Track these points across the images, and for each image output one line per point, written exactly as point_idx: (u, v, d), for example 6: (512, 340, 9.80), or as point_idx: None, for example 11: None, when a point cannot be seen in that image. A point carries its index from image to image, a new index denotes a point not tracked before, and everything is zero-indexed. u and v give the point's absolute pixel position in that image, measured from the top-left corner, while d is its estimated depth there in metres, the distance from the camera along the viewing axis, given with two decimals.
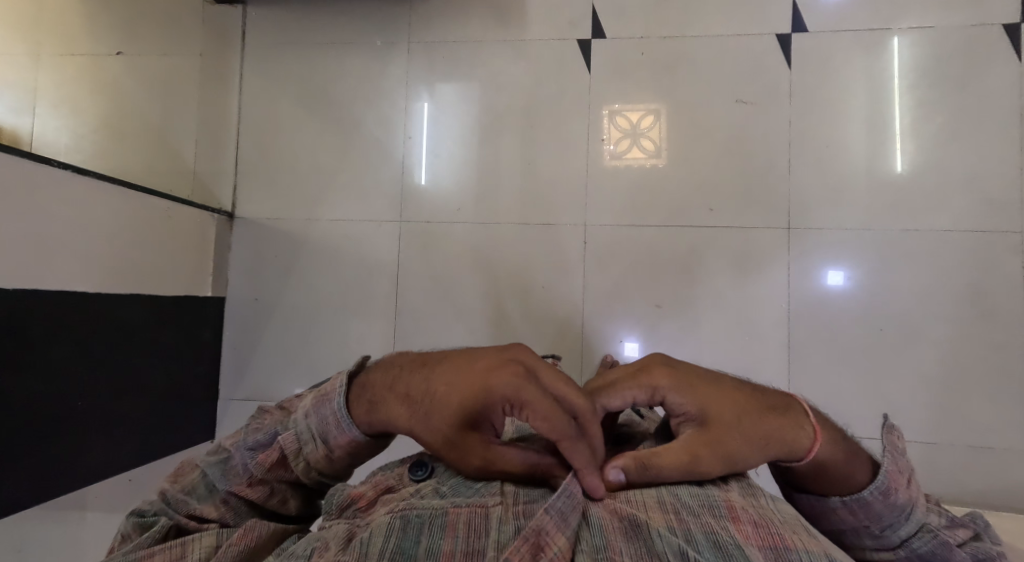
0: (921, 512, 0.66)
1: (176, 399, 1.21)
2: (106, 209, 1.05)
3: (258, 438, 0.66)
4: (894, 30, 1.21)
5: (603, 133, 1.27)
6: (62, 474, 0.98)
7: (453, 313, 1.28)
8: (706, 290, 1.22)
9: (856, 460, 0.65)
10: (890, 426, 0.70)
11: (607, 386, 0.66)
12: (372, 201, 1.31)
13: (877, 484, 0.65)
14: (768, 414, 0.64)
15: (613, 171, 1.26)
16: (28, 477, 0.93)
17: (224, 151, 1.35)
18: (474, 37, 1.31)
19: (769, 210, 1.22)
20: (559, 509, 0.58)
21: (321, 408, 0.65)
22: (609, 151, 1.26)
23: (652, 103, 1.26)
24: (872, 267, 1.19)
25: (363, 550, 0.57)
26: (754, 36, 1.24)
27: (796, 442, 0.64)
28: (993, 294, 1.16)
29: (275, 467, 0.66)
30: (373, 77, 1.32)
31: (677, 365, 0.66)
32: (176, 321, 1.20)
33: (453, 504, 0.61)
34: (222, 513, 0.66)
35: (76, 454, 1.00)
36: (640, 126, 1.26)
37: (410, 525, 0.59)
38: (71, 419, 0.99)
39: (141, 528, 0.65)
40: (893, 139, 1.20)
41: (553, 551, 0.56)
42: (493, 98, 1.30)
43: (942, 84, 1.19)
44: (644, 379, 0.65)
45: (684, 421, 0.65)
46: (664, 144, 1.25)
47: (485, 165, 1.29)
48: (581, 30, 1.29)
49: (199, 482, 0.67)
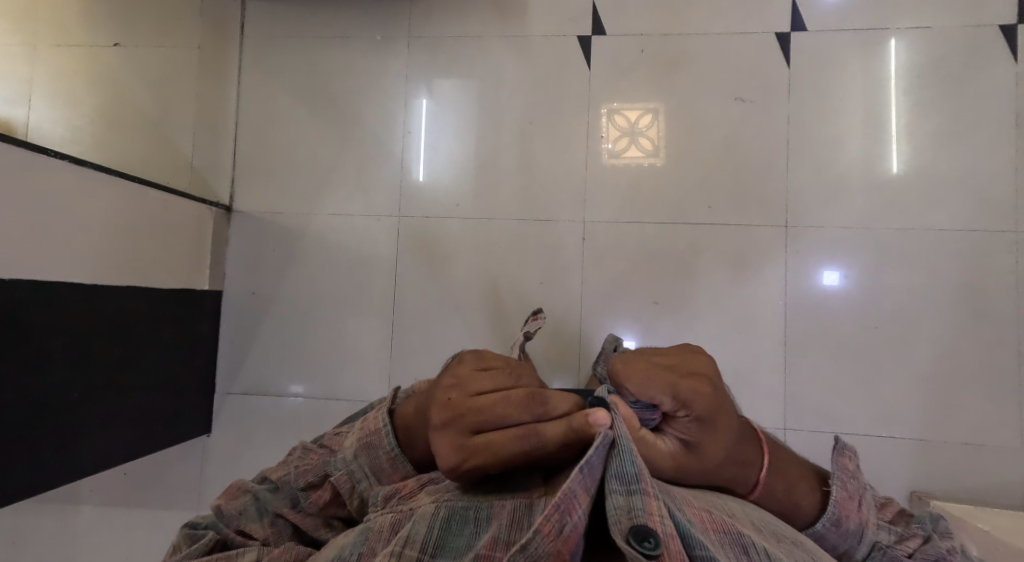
0: (874, 533, 0.67)
1: (174, 392, 1.21)
2: (104, 200, 1.04)
3: (312, 476, 0.69)
4: (892, 30, 1.22)
5: (602, 130, 1.27)
6: (58, 464, 0.98)
7: (450, 308, 1.28)
8: (705, 287, 1.23)
9: (797, 490, 0.67)
10: (839, 450, 0.71)
11: (644, 375, 0.60)
12: (371, 196, 1.31)
13: (828, 515, 0.66)
14: (732, 467, 0.64)
15: (612, 168, 1.26)
16: (26, 466, 0.93)
17: (222, 145, 1.34)
18: (474, 33, 1.31)
19: (768, 209, 1.22)
20: (590, 463, 0.57)
21: (371, 448, 0.68)
22: (607, 148, 1.26)
23: (651, 101, 1.26)
24: (869, 266, 1.20)
25: (406, 539, 0.57)
26: (755, 35, 1.25)
27: (743, 480, 0.65)
28: (988, 292, 1.17)
29: (329, 502, 0.68)
30: (373, 71, 1.32)
31: (714, 380, 0.62)
32: (174, 314, 1.20)
33: (498, 498, 0.61)
34: (266, 533, 0.67)
35: (73, 445, 1.00)
36: (638, 124, 1.26)
37: (455, 517, 0.59)
38: (68, 410, 0.98)
39: (191, 539, 0.66)
40: (890, 139, 1.21)
41: (579, 513, 0.55)
42: (492, 93, 1.30)
43: (939, 85, 1.20)
44: (684, 392, 0.60)
45: (676, 436, 0.63)
46: (662, 142, 1.25)
47: (483, 161, 1.29)
48: (583, 27, 1.29)
49: (251, 503, 0.69)
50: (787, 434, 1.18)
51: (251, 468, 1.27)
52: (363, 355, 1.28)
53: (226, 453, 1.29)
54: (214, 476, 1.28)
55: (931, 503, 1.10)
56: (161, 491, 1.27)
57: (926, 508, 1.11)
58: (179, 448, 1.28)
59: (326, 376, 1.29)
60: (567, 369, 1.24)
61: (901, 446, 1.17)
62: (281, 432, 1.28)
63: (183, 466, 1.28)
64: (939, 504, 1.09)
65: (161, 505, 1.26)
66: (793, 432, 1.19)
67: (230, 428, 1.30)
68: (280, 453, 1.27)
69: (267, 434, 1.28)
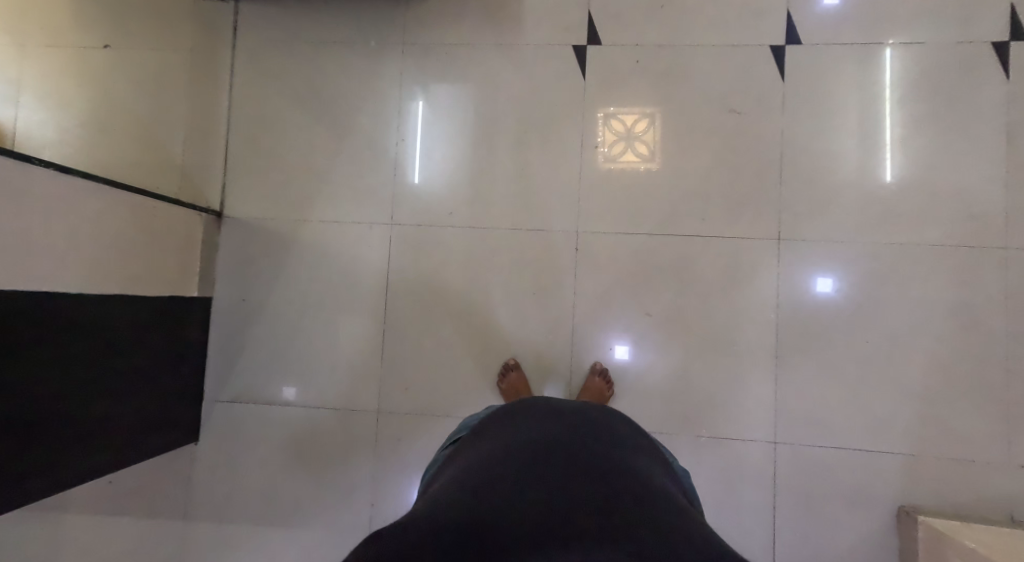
0: None
1: (162, 400, 1.19)
2: (91, 208, 1.03)
3: None
4: (886, 45, 1.22)
5: (598, 135, 1.27)
6: (44, 476, 0.97)
7: (442, 318, 1.27)
8: (696, 299, 1.23)
9: None
10: None
11: None
12: (363, 202, 1.30)
13: None
14: None
15: (607, 173, 1.26)
16: (11, 478, 0.92)
17: (213, 148, 1.33)
18: (469, 40, 1.30)
19: (761, 221, 1.22)
20: None
21: None
22: (603, 152, 1.26)
23: (648, 106, 1.26)
24: (860, 280, 1.20)
25: None
26: (749, 47, 1.25)
27: None
28: (977, 308, 1.17)
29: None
30: (367, 77, 1.31)
31: None
32: (162, 321, 1.19)
33: None
34: None
35: (59, 456, 0.99)
36: (634, 130, 1.26)
37: None
38: (55, 421, 0.97)
39: None
40: (885, 147, 1.21)
41: None
42: (485, 101, 1.29)
43: (932, 100, 1.20)
44: None
45: None
46: (658, 146, 1.25)
47: (475, 170, 1.29)
48: (577, 36, 1.28)
49: None
50: (777, 447, 1.19)
51: (239, 477, 1.27)
52: (353, 362, 1.28)
53: (214, 461, 1.28)
54: (201, 485, 1.27)
55: (919, 518, 1.11)
56: (147, 501, 1.26)
57: (913, 524, 1.11)
58: (165, 458, 1.27)
59: (315, 384, 1.28)
60: (557, 380, 1.24)
61: (889, 460, 1.17)
62: (270, 440, 1.27)
63: (169, 476, 1.27)
64: (925, 520, 1.10)
65: (147, 513, 1.26)
66: (783, 445, 1.19)
67: (219, 436, 1.28)
68: (270, 462, 1.27)
69: (256, 442, 1.28)
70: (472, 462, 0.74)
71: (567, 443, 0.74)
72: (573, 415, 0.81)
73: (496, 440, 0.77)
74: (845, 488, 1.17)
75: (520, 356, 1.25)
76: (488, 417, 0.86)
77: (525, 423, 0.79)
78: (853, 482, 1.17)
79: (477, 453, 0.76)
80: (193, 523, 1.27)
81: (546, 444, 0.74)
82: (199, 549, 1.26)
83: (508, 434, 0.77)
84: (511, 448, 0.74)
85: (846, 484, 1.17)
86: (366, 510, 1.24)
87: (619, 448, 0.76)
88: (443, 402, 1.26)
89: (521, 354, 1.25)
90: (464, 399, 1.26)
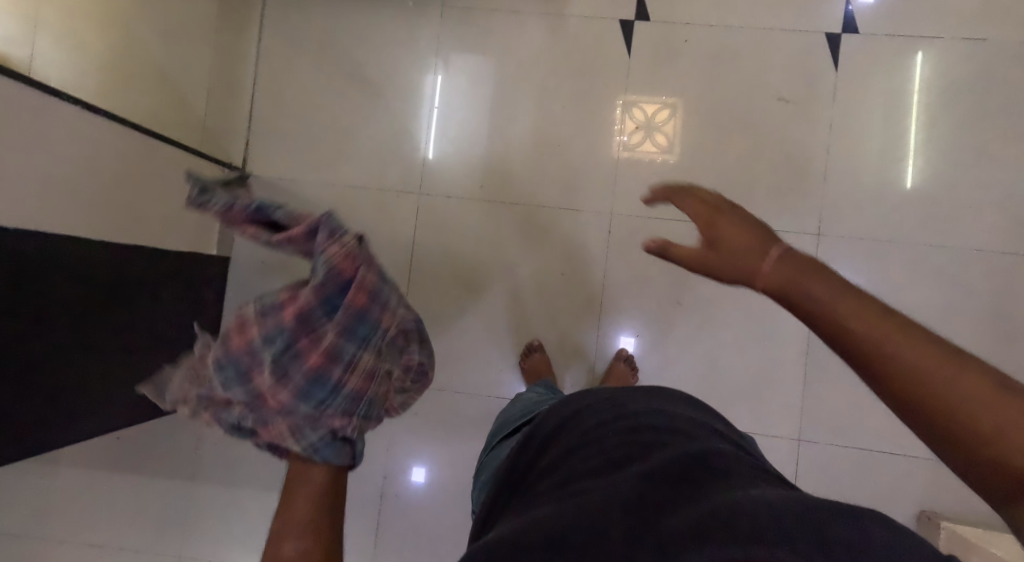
0: None
1: (175, 360, 1.15)
2: (115, 149, 0.98)
3: None
4: (944, 40, 1.18)
5: (615, 124, 1.23)
6: (63, 425, 0.92)
7: (466, 294, 1.23)
8: (727, 290, 1.19)
9: None
10: None
11: None
12: (391, 169, 1.26)
13: None
14: None
15: (621, 163, 1.22)
16: (36, 427, 0.86)
17: (237, 103, 1.29)
18: (512, 7, 1.25)
19: (801, 215, 1.19)
20: None
21: None
22: (620, 141, 1.22)
23: (669, 97, 1.22)
24: (896, 281, 1.17)
25: None
26: (803, 34, 1.21)
27: None
28: (1015, 315, 1.15)
29: (272, 400, 0.84)
30: (404, 39, 1.26)
31: None
32: (178, 276, 1.14)
33: None
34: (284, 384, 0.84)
35: (78, 404, 0.94)
36: (655, 119, 1.22)
37: None
38: (77, 369, 0.92)
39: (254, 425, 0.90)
40: (907, 154, 1.18)
41: None
42: (524, 72, 1.25)
43: (985, 100, 1.17)
44: None
45: None
46: (676, 139, 1.21)
47: (508, 142, 1.24)
48: (626, 11, 1.24)
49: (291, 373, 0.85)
50: (800, 445, 1.17)
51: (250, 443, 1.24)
52: None
53: None
54: (209, 449, 1.24)
55: (942, 523, 1.09)
56: (154, 460, 1.23)
57: (936, 529, 1.09)
58: (175, 418, 1.23)
59: None
60: (580, 364, 1.21)
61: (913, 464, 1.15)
62: None
63: (177, 437, 1.23)
64: (949, 525, 1.08)
65: (154, 473, 1.23)
66: (806, 444, 1.17)
67: None
68: None
69: None
70: (541, 489, 0.58)
71: (650, 443, 0.58)
72: (647, 414, 0.66)
73: (566, 457, 0.61)
74: (866, 490, 1.15)
75: (544, 337, 1.22)
76: (553, 417, 0.74)
77: (597, 429, 0.64)
78: (875, 483, 1.15)
79: (546, 479, 0.60)
80: (201, 486, 1.23)
81: (627, 451, 0.57)
82: (205, 515, 1.23)
83: (580, 447, 0.62)
84: (583, 463, 0.58)
85: (868, 485, 1.15)
86: (376, 483, 1.22)
87: (706, 439, 0.60)
88: (463, 380, 1.22)
89: (545, 335, 1.22)
90: (484, 378, 1.22)
